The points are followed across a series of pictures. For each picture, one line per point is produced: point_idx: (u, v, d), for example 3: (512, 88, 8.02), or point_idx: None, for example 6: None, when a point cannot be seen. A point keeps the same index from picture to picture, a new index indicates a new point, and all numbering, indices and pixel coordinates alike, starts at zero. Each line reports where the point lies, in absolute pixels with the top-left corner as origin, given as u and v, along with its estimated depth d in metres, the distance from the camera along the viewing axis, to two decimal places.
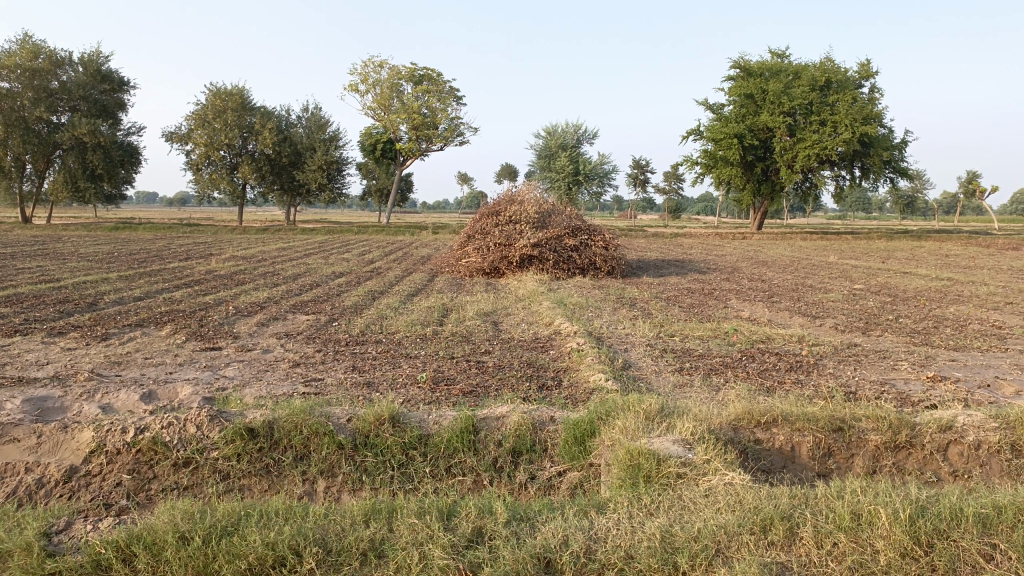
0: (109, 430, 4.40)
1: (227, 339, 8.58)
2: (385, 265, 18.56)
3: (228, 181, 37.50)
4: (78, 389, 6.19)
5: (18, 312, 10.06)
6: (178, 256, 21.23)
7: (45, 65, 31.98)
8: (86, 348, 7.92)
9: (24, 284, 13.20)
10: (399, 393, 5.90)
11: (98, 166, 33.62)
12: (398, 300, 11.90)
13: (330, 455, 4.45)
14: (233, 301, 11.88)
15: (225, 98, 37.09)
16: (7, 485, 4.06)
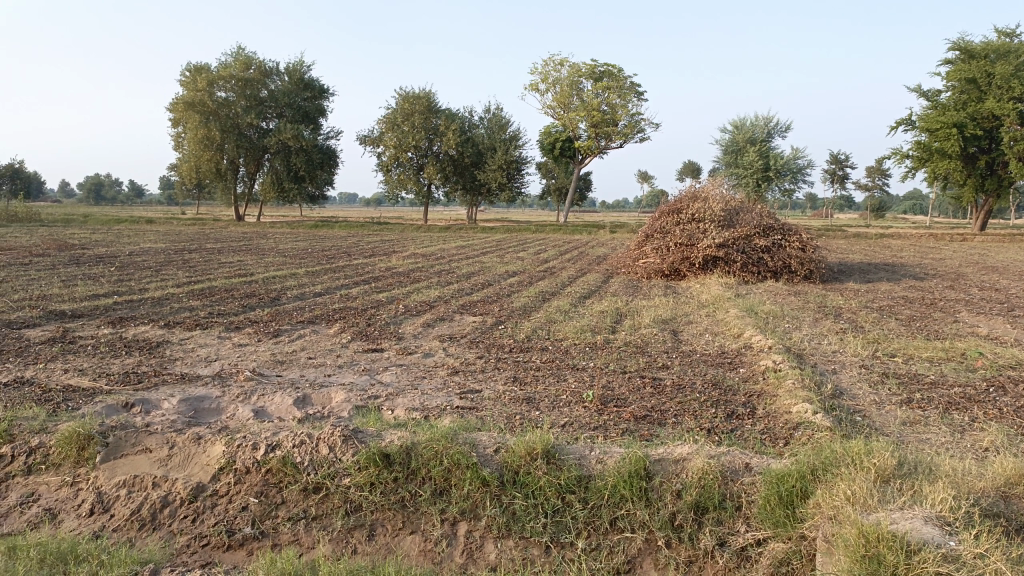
0: (240, 445, 4.02)
1: (391, 340, 8.27)
2: (559, 264, 17.94)
3: (415, 181, 38.90)
4: (236, 390, 5.97)
5: (206, 305, 10.47)
6: (362, 253, 22.00)
7: (256, 75, 34.91)
8: (255, 345, 7.88)
9: (220, 279, 13.97)
10: (561, 416, 5.10)
11: (300, 169, 36.07)
12: (570, 302, 11.16)
13: (474, 493, 3.74)
14: (405, 299, 11.74)
15: (413, 102, 38.56)
16: (133, 501, 3.77)
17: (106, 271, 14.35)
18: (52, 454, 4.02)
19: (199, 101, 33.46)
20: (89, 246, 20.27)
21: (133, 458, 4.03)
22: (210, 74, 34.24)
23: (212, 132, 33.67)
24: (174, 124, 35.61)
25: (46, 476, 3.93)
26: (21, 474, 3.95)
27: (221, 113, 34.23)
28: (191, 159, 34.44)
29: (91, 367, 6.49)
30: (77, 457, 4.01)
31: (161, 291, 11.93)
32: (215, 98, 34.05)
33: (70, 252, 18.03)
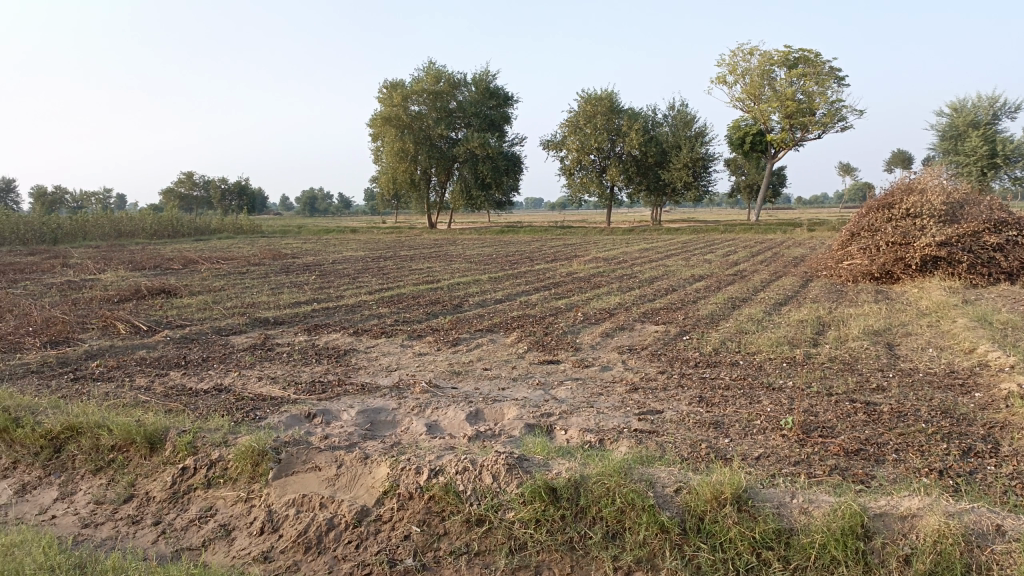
0: (403, 468, 3.85)
1: (568, 350, 7.94)
2: (751, 267, 16.73)
3: (598, 184, 38.77)
4: (411, 402, 5.90)
5: (393, 313, 10.78)
6: (545, 258, 21.99)
7: (445, 88, 36.35)
8: (434, 354, 7.89)
9: (408, 286, 14.44)
10: (755, 446, 4.47)
11: (487, 177, 37.00)
12: (763, 310, 10.23)
13: (652, 539, 3.28)
14: (585, 306, 11.39)
15: (595, 104, 38.33)
16: (300, 522, 3.70)
17: (310, 279, 15.40)
18: (230, 468, 4.12)
19: (394, 115, 35.47)
20: (298, 254, 22.02)
21: (303, 476, 4.01)
22: (404, 89, 36.15)
23: (406, 145, 35.55)
24: (372, 139, 38.02)
25: (224, 490, 4.02)
26: (202, 487, 4.07)
27: (414, 126, 36.02)
28: (388, 171, 36.59)
29: (282, 374, 6.77)
30: (251, 473, 4.07)
31: (355, 298, 12.52)
32: (408, 112, 35.91)
33: (281, 261, 19.64)
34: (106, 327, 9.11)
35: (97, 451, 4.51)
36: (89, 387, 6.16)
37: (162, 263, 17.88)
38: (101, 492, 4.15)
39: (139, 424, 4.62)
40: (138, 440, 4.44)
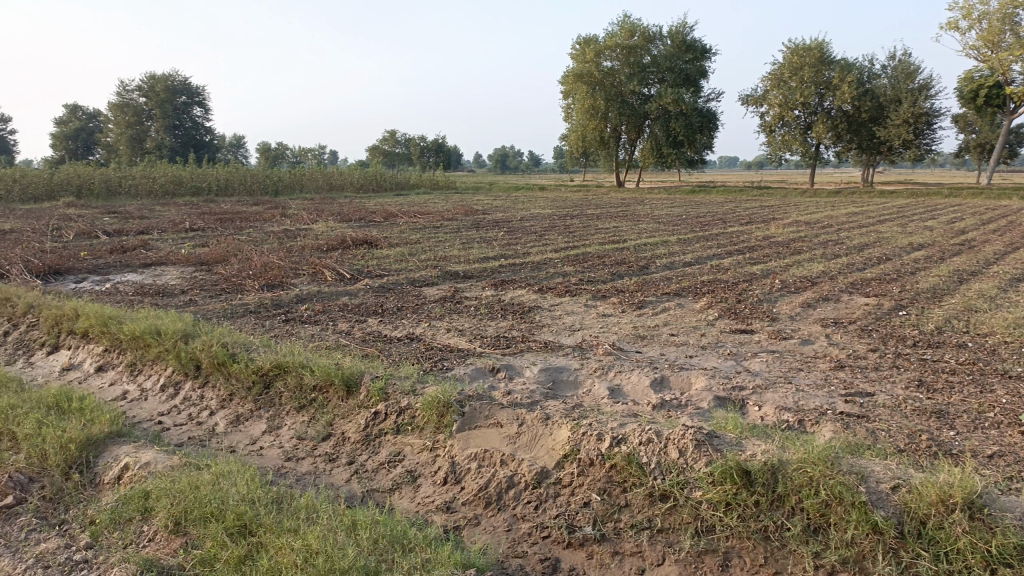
0: (585, 434, 3.72)
1: (763, 320, 7.41)
2: (981, 237, 14.77)
3: (801, 142, 36.15)
4: (594, 363, 5.77)
5: (578, 271, 10.69)
6: (739, 219, 20.85)
7: (639, 42, 35.43)
8: (619, 316, 7.68)
9: (594, 244, 14.28)
10: (989, 444, 3.85)
11: (680, 134, 35.53)
12: (998, 285, 8.93)
13: (861, 540, 2.91)
14: (783, 272, 10.60)
15: (804, 55, 35.45)
16: (482, 477, 3.71)
17: (499, 235, 15.70)
18: (417, 417, 4.23)
19: (587, 72, 35.18)
20: (489, 210, 22.58)
21: (486, 431, 4.03)
22: (597, 45, 35.77)
23: (597, 102, 35.12)
24: (564, 96, 37.97)
25: (412, 438, 4.15)
26: (391, 432, 4.23)
27: (606, 83, 35.45)
28: (578, 129, 36.43)
29: (468, 327, 6.90)
30: (436, 423, 4.15)
31: (541, 255, 12.57)
32: (601, 68, 35.46)
33: (473, 216, 20.24)
34: (314, 273, 9.85)
35: (300, 389, 4.86)
36: (297, 328, 6.67)
37: (366, 216, 19.11)
38: (303, 429, 4.49)
39: (337, 367, 4.90)
40: (335, 382, 4.72)
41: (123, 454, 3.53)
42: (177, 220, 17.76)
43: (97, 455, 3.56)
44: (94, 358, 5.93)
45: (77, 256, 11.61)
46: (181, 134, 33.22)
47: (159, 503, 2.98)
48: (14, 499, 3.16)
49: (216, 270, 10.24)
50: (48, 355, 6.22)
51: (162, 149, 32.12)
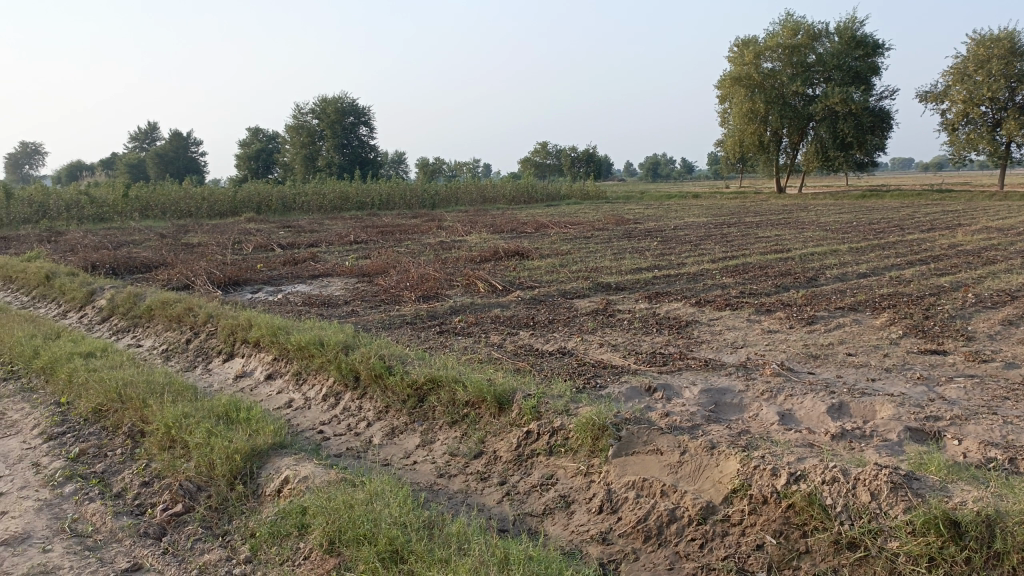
0: (757, 467, 3.36)
1: (957, 339, 6.57)
2: None
3: (989, 140, 32.70)
4: (760, 384, 5.32)
5: (738, 283, 10.10)
6: (920, 226, 19.01)
7: (803, 41, 33.58)
8: (786, 332, 7.11)
9: (755, 255, 13.51)
10: None
11: (848, 135, 32.90)
12: None
13: None
14: (977, 285, 9.45)
15: (992, 45, 32.17)
16: (640, 508, 3.47)
17: (652, 245, 15.26)
18: (571, 439, 4.06)
19: (745, 75, 33.93)
20: (641, 220, 22.10)
21: (644, 458, 3.77)
22: (757, 46, 34.28)
23: (756, 105, 33.83)
24: (721, 101, 36.69)
25: (565, 460, 3.99)
26: (544, 453, 4.10)
27: (766, 85, 33.88)
28: (735, 134, 35.47)
29: (622, 342, 6.63)
30: (591, 446, 3.95)
31: (698, 265, 12.04)
32: (760, 70, 34.02)
33: (626, 226, 19.89)
34: (468, 285, 9.97)
35: (453, 404, 4.84)
36: (450, 340, 6.71)
37: (518, 227, 19.28)
38: (455, 445, 4.49)
39: (489, 382, 4.83)
40: (488, 398, 4.65)
41: (283, 466, 3.60)
42: (344, 233, 18.80)
43: (261, 465, 3.67)
44: (264, 366, 6.28)
45: (255, 269, 12.52)
46: (348, 153, 34.89)
47: (315, 520, 3.00)
48: (184, 507, 3.42)
49: (376, 282, 10.64)
50: (225, 362, 6.67)
51: (331, 167, 34.08)
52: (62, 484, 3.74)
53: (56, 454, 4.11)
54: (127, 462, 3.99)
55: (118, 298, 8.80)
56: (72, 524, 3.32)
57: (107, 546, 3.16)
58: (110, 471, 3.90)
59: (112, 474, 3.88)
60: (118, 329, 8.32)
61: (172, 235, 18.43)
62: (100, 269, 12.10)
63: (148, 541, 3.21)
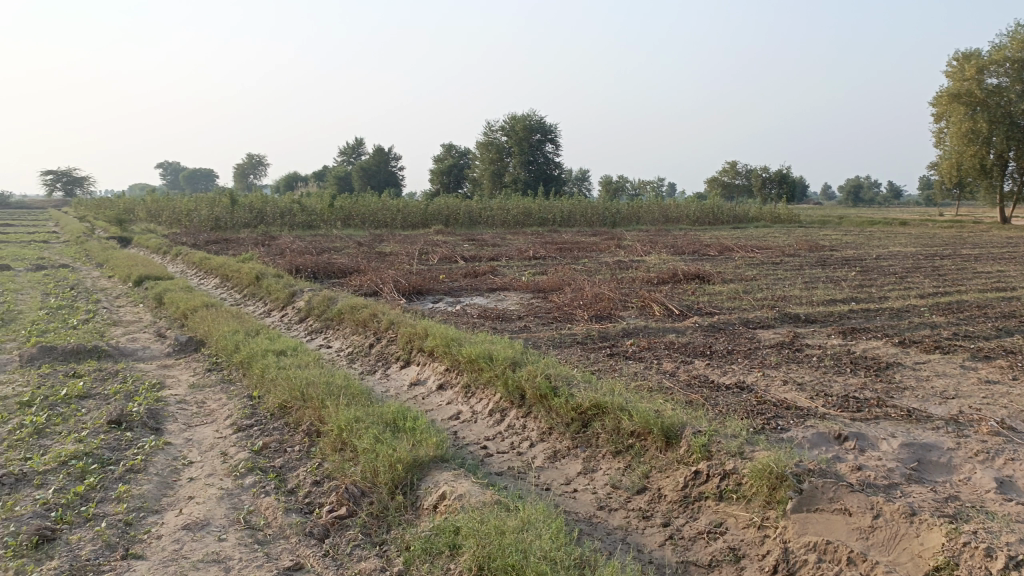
0: (967, 545, 2.88)
1: None
2: None
3: None
4: (976, 444, 4.60)
5: (951, 324, 8.96)
6: None
7: None
8: (1011, 384, 6.16)
9: (972, 292, 11.98)
10: None
11: None
12: None
13: None
14: None
15: None
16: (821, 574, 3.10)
17: (849, 275, 14.03)
18: (744, 485, 3.74)
19: (966, 91, 30.81)
20: (837, 248, 20.46)
21: (828, 517, 3.37)
22: (981, 60, 30.88)
23: (977, 124, 30.38)
24: (936, 120, 33.33)
25: (737, 508, 3.70)
26: (713, 498, 3.83)
27: (991, 103, 30.31)
28: (952, 156, 32.08)
29: (809, 381, 6.07)
30: (767, 496, 3.60)
31: (902, 301, 10.87)
32: (985, 87, 30.56)
33: (820, 253, 18.50)
34: (644, 307, 9.69)
35: (618, 433, 4.68)
36: (620, 365, 6.51)
37: (701, 249, 18.57)
38: (618, 476, 4.36)
39: (657, 413, 4.60)
40: (654, 431, 4.43)
41: (443, 481, 3.59)
42: (524, 248, 19.13)
43: (421, 477, 3.68)
44: (436, 376, 6.45)
45: (438, 279, 13.02)
46: (534, 170, 35.28)
47: (468, 542, 2.96)
48: (348, 511, 3.52)
49: (551, 299, 10.64)
50: (401, 369, 6.94)
51: (517, 184, 34.90)
52: (243, 475, 4.04)
53: (242, 446, 4.44)
54: (303, 458, 4.22)
55: (314, 300, 9.48)
56: (248, 515, 3.58)
57: (275, 541, 3.34)
58: (287, 466, 4.16)
59: (288, 469, 4.12)
60: (312, 330, 8.97)
61: (368, 244, 19.72)
62: (302, 272, 13.17)
63: (312, 541, 3.34)
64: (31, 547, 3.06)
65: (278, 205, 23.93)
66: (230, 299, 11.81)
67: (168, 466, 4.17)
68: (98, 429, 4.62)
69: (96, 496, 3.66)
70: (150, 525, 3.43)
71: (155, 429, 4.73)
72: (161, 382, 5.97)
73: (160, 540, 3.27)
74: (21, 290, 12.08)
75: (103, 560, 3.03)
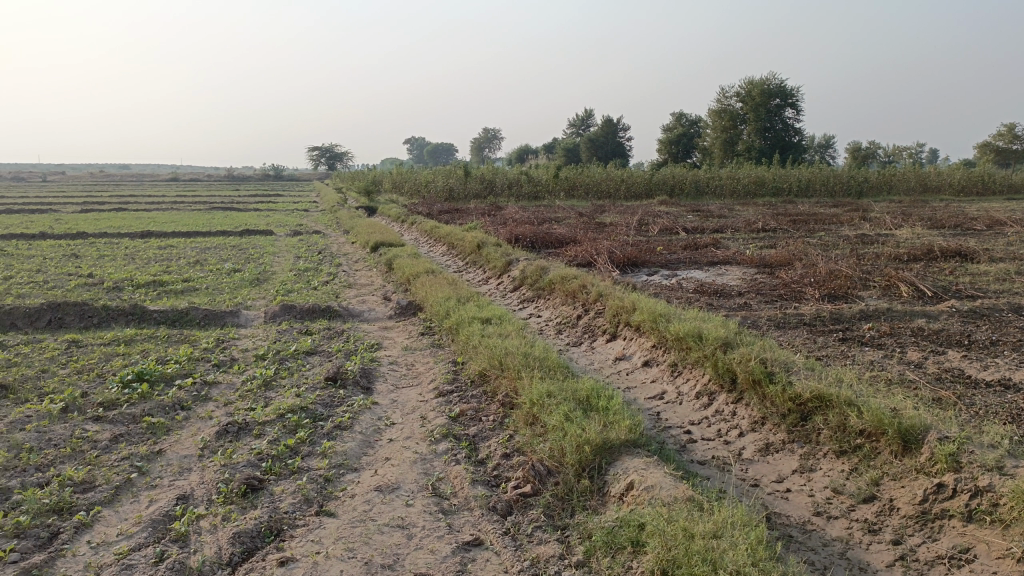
0: None
1: None
2: None
3: None
4: None
5: None
6: None
7: None
8: None
9: None
10: None
11: None
12: None
13: None
14: None
15: None
16: None
17: None
18: (1003, 507, 3.04)
19: None
20: None
21: None
22: None
23: None
24: None
25: (991, 533, 3.03)
26: (960, 518, 3.18)
27: None
28: None
29: None
30: None
31: None
32: None
33: None
34: (887, 288, 8.55)
35: (843, 431, 4.11)
36: (852, 351, 5.75)
37: (965, 223, 16.11)
38: (840, 480, 3.84)
39: (893, 411, 3.95)
40: (888, 432, 3.80)
41: (633, 467, 3.33)
42: (752, 220, 17.92)
43: (610, 462, 3.45)
44: (643, 352, 6.17)
45: (656, 251, 12.58)
46: (770, 137, 32.58)
47: (650, 540, 2.69)
48: (532, 489, 3.39)
49: (778, 274, 9.79)
50: (608, 343, 6.75)
51: (751, 152, 32.53)
52: (438, 441, 4.08)
53: (441, 411, 4.51)
54: (496, 429, 4.16)
55: (527, 270, 9.54)
56: (437, 482, 3.59)
57: (459, 512, 3.29)
58: (481, 436, 4.12)
59: (481, 439, 4.08)
60: (524, 299, 9.05)
61: (589, 214, 19.65)
62: (521, 242, 13.41)
63: (494, 516, 3.24)
64: (240, 494, 3.41)
65: (506, 176, 24.74)
66: (453, 266, 12.32)
67: (372, 425, 4.35)
68: (316, 385, 4.99)
69: (304, 450, 3.94)
70: (347, 483, 3.60)
71: (365, 387, 4.99)
72: (378, 343, 6.30)
73: (353, 499, 3.41)
74: (280, 253, 13.59)
75: (300, 514, 3.24)
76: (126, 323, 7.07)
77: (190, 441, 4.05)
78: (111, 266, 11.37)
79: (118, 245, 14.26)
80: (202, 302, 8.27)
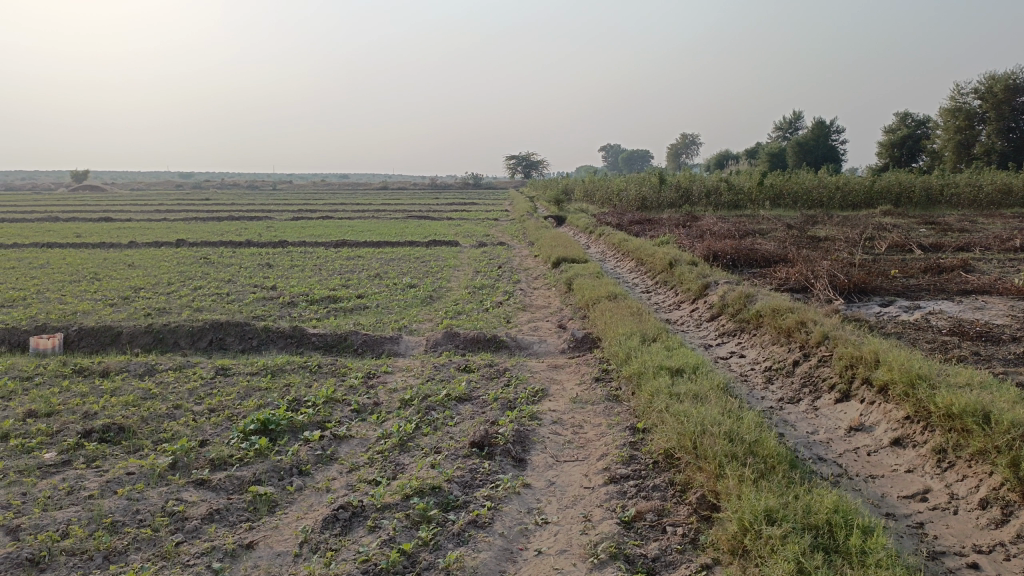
0: None
1: None
2: None
3: None
4: None
5: None
6: None
7: None
8: None
9: None
10: None
11: None
12: None
13: None
14: None
15: None
16: None
17: None
18: None
19: None
20: None
21: None
22: None
23: None
24: None
25: None
26: None
27: None
28: None
29: None
30: None
31: None
32: None
33: None
34: None
35: None
36: None
37: None
38: None
39: None
40: None
41: None
42: (1006, 235, 14.86)
43: None
44: (891, 426, 4.61)
45: (887, 275, 10.47)
46: (1015, 138, 27.67)
47: None
48: None
49: None
50: (837, 405, 5.22)
51: (990, 156, 27.80)
52: (603, 564, 2.90)
53: (611, 510, 3.33)
54: (687, 552, 2.92)
55: (729, 296, 8.06)
56: None
57: None
58: (665, 561, 2.89)
59: (666, 566, 2.86)
60: (723, 333, 7.62)
61: (799, 226, 17.43)
62: (720, 259, 11.85)
63: None
64: None
65: (704, 184, 22.93)
66: (641, 286, 11.07)
67: (518, 523, 3.27)
68: (458, 453, 3.99)
69: (423, 560, 2.94)
70: None
71: (517, 461, 3.93)
72: (544, 390, 5.23)
73: None
74: (461, 267, 13.09)
75: None
76: (283, 348, 6.61)
77: (289, 529, 3.22)
78: (296, 277, 11.44)
79: (311, 254, 14.57)
80: (366, 323, 7.73)
